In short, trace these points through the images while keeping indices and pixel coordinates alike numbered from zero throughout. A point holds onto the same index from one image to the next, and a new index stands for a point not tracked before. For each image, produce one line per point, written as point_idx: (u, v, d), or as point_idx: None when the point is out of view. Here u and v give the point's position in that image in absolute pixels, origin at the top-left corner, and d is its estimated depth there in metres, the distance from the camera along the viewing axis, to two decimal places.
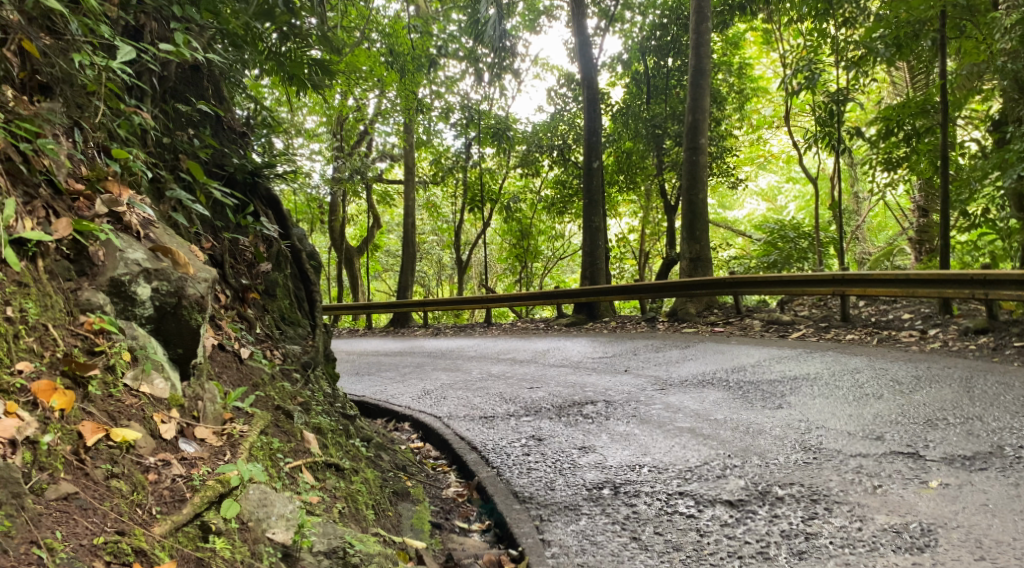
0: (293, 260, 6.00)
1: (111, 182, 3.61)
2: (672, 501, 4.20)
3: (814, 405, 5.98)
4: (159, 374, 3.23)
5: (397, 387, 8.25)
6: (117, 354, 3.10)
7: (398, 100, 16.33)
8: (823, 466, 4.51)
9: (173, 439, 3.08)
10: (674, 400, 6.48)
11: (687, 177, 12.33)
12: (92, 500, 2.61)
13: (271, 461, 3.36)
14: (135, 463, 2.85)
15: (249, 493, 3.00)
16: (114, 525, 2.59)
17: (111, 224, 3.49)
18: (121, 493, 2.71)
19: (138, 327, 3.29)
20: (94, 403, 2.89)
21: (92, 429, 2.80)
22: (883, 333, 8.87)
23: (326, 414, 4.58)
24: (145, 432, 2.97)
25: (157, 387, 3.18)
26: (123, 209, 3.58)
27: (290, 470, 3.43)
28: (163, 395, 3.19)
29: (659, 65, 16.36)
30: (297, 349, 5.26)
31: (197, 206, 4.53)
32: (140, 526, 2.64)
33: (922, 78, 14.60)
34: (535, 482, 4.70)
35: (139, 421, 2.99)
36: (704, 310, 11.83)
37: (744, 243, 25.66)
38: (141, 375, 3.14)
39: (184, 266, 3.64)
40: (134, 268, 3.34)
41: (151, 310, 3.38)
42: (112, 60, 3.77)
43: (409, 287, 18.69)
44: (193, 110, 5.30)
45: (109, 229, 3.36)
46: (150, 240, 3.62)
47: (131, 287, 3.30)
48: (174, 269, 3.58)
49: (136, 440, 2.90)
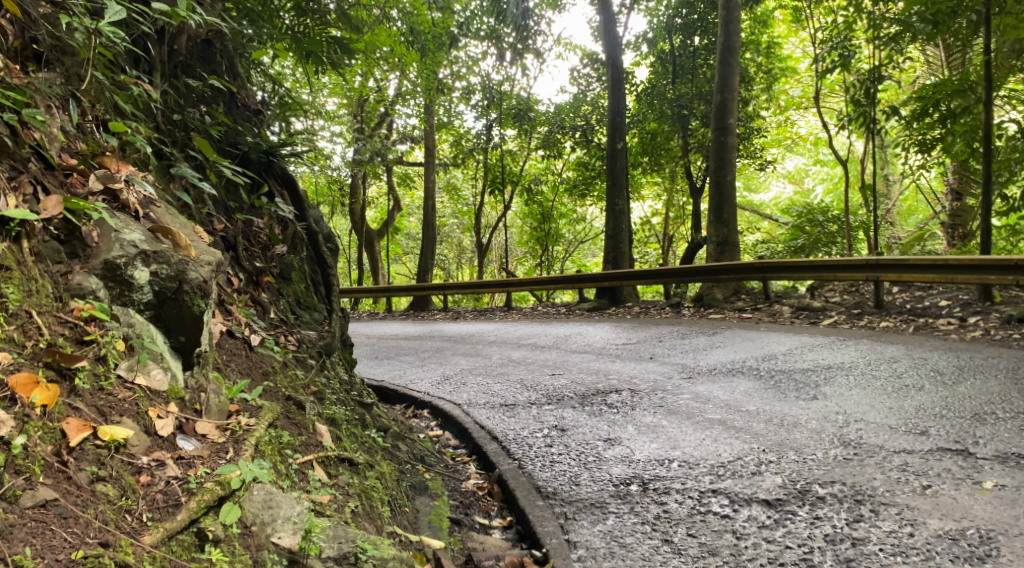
0: (309, 242, 5.80)
1: (108, 157, 3.42)
2: (705, 500, 3.97)
3: (851, 396, 5.70)
4: (156, 365, 3.06)
5: (416, 372, 8.07)
6: (110, 343, 2.93)
7: (418, 80, 16.06)
8: (865, 463, 4.25)
9: (170, 436, 2.90)
10: (702, 390, 6.23)
11: (714, 159, 11.99)
12: (73, 508, 2.43)
13: (279, 456, 3.18)
14: (125, 463, 2.67)
15: (254, 494, 2.82)
16: (97, 536, 2.41)
17: (106, 202, 3.28)
18: (108, 498, 2.52)
19: (134, 314, 3.10)
20: (81, 398, 2.72)
21: (78, 426, 2.63)
22: (919, 321, 8.54)
23: (340, 404, 4.39)
24: (138, 429, 2.80)
25: (154, 379, 3.01)
26: (120, 186, 3.37)
27: (300, 466, 3.25)
28: (161, 387, 3.02)
29: (685, 44, 16.03)
30: (313, 335, 5.06)
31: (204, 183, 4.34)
32: (127, 536, 2.47)
33: (958, 56, 14.10)
34: (558, 476, 4.48)
35: (132, 416, 2.82)
36: (731, 296, 11.50)
37: (770, 229, 25.13)
38: (137, 366, 2.98)
39: (185, 249, 3.41)
40: (130, 251, 3.15)
41: (150, 296, 3.19)
42: (102, 24, 3.49)
43: (428, 271, 18.46)
44: (204, 86, 5.12)
45: (103, 207, 3.16)
46: (149, 219, 3.41)
47: (128, 271, 3.12)
48: (173, 251, 3.35)
49: (127, 439, 2.73)
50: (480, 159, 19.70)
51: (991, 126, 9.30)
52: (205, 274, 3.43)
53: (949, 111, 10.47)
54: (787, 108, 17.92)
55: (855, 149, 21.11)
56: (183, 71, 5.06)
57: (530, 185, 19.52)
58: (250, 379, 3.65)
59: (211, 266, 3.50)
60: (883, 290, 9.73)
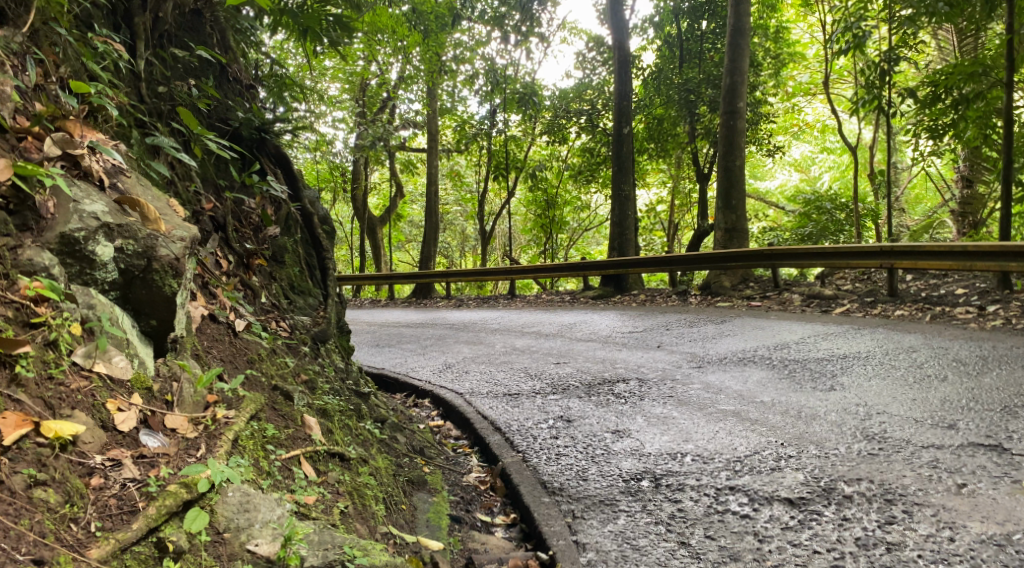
0: (304, 224, 5.53)
1: (69, 122, 3.18)
2: (722, 498, 3.72)
3: (871, 387, 5.43)
4: (119, 351, 2.82)
5: (417, 360, 7.80)
6: (63, 327, 2.67)
7: (420, 63, 15.71)
8: (893, 459, 3.99)
9: (132, 432, 2.65)
10: (714, 380, 5.96)
11: (723, 143, 11.65)
12: (5, 519, 2.17)
13: (261, 452, 2.94)
14: (73, 464, 2.43)
15: (228, 496, 2.60)
16: (29, 552, 2.15)
17: (64, 168, 3.04)
18: (48, 506, 2.28)
19: (96, 294, 2.85)
20: (24, 389, 2.45)
21: (16, 423, 2.35)
22: (936, 310, 8.26)
23: (333, 393, 4.13)
24: (92, 424, 2.56)
25: (116, 367, 2.77)
26: (80, 152, 3.13)
27: (284, 463, 3.00)
28: (125, 376, 2.78)
29: (693, 28, 15.74)
30: (306, 321, 4.82)
31: (185, 157, 4.08)
32: (70, 549, 2.23)
33: (970, 41, 13.78)
34: (565, 471, 4.23)
35: (86, 409, 2.58)
36: (739, 284, 11.17)
37: (776, 216, 24.77)
38: (95, 353, 2.73)
39: (155, 223, 3.16)
40: (91, 223, 2.90)
41: (115, 274, 2.94)
42: None
43: (431, 258, 18.14)
44: (191, 57, 4.87)
45: (59, 174, 2.90)
46: (116, 191, 3.17)
47: (88, 246, 2.86)
48: (142, 225, 3.11)
49: (77, 436, 2.48)
50: (482, 144, 19.34)
51: (1010, 112, 8.94)
52: (178, 250, 3.16)
53: (963, 96, 10.11)
54: (795, 94, 17.53)
55: (863, 135, 20.72)
56: (169, 40, 4.80)
57: (534, 171, 19.18)
58: (233, 367, 3.40)
59: (184, 243, 3.23)
60: (897, 278, 9.43)
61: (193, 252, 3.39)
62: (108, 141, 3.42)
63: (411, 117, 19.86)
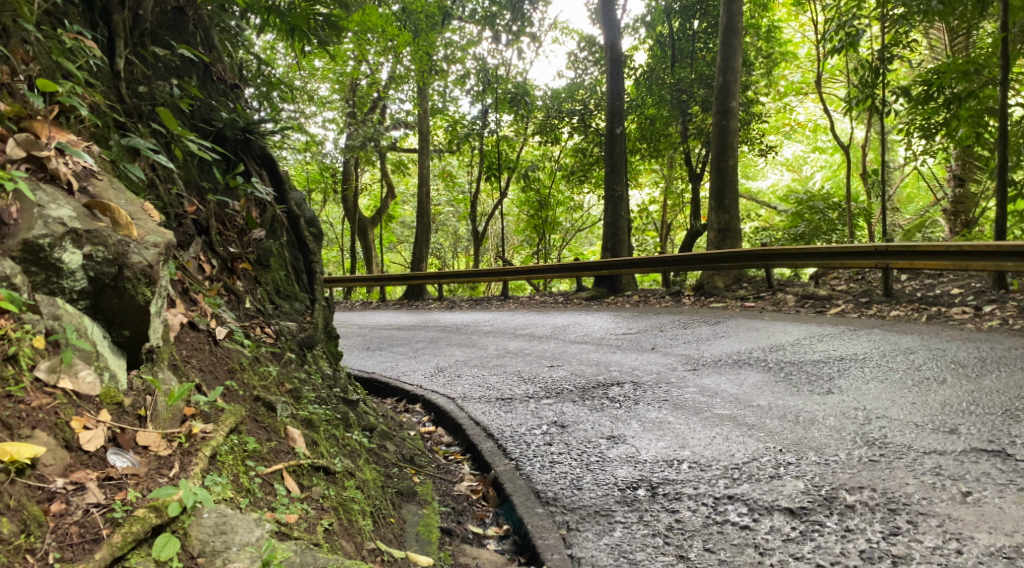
0: (290, 227, 5.41)
1: (35, 122, 3.07)
2: (721, 508, 3.63)
3: (869, 390, 5.34)
4: (87, 365, 2.70)
5: (408, 363, 7.69)
6: (25, 341, 2.55)
7: (411, 63, 15.59)
8: (894, 466, 3.90)
9: (98, 452, 2.53)
10: (709, 383, 5.86)
11: (716, 142, 11.56)
12: None
13: (241, 469, 2.83)
14: (31, 488, 2.31)
15: (203, 518, 2.50)
16: None
17: (29, 170, 2.92)
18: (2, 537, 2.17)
19: (63, 304, 2.73)
20: None
21: None
22: (932, 310, 8.18)
23: (319, 402, 4.02)
24: (54, 444, 2.44)
25: (84, 382, 2.65)
26: (46, 154, 3.01)
27: (265, 480, 2.89)
28: (93, 392, 2.66)
29: (684, 28, 15.70)
30: (292, 327, 4.71)
31: (162, 158, 3.95)
32: None
33: (961, 40, 13.78)
34: (559, 479, 4.13)
35: (48, 428, 2.45)
36: (732, 284, 11.08)
37: (768, 216, 24.67)
38: (60, 367, 2.61)
39: (126, 228, 3.03)
40: (57, 230, 2.78)
41: (84, 284, 2.81)
42: None
43: (423, 260, 18.01)
44: (173, 56, 4.77)
45: (21, 178, 2.78)
46: (86, 195, 3.05)
47: (54, 254, 2.74)
48: (112, 230, 2.99)
49: (37, 457, 2.37)
50: (474, 145, 19.23)
51: (1005, 110, 8.88)
52: (150, 257, 3.04)
53: (955, 96, 10.03)
54: (787, 93, 17.47)
55: (855, 135, 20.69)
56: (150, 38, 4.69)
57: (526, 172, 19.07)
58: (213, 377, 3.27)
59: (158, 248, 3.11)
60: (892, 278, 9.36)
61: (169, 258, 3.27)
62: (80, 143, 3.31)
63: (402, 118, 19.72)
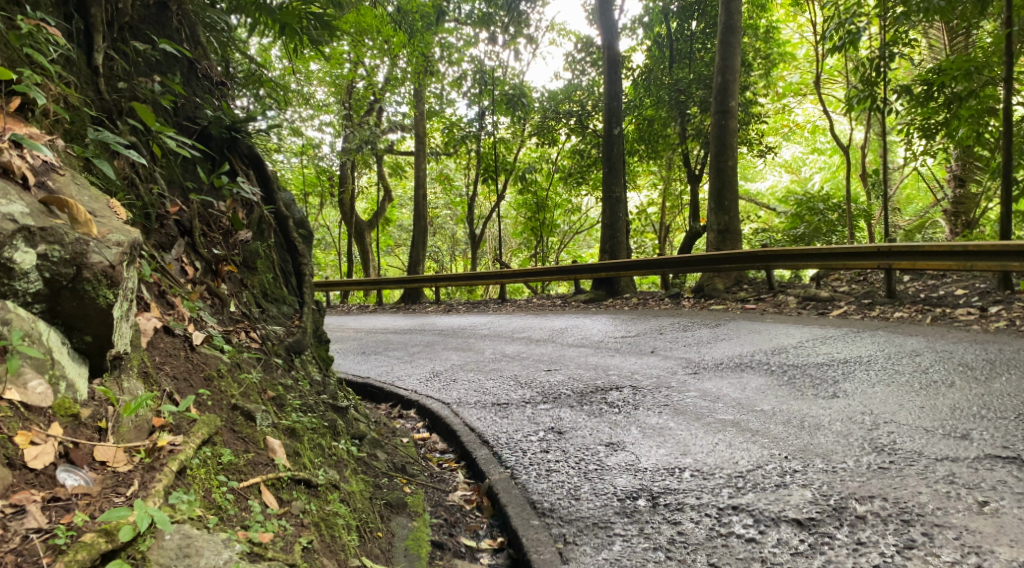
0: (279, 228, 5.23)
1: None
2: (725, 520, 3.48)
3: (876, 394, 5.17)
4: (38, 375, 2.57)
5: (403, 368, 7.52)
6: None
7: (408, 65, 15.44)
8: (906, 473, 3.75)
9: (46, 470, 2.43)
10: (711, 387, 5.69)
11: (715, 143, 11.40)
12: None
13: (213, 484, 2.70)
14: None
15: (165, 541, 2.37)
16: None
17: None
18: None
19: (15, 308, 2.59)
20: None
21: None
22: (937, 311, 8.01)
23: (305, 410, 3.86)
24: None
25: (33, 394, 2.53)
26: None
27: (240, 495, 2.76)
28: (43, 403, 2.54)
29: (682, 29, 15.56)
30: (279, 331, 4.55)
31: (131, 153, 3.78)
32: None
33: (961, 40, 13.65)
34: (556, 489, 3.97)
35: None
36: (733, 286, 10.92)
37: (767, 218, 24.50)
38: (7, 378, 2.49)
39: (84, 226, 2.86)
40: (8, 227, 2.63)
41: (39, 285, 2.67)
42: None
43: (420, 263, 17.83)
44: (154, 52, 4.61)
45: None
46: (42, 191, 2.90)
47: (5, 254, 2.60)
48: (69, 228, 2.82)
49: None
50: (471, 147, 19.07)
51: (1009, 108, 8.72)
52: (113, 256, 2.85)
53: (955, 95, 9.88)
54: (786, 94, 17.32)
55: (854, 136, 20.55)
56: (130, 33, 4.54)
57: (524, 174, 18.89)
58: (188, 385, 3.12)
59: (121, 248, 2.93)
60: (895, 279, 9.19)
61: (136, 259, 3.09)
62: (40, 137, 3.19)
63: (399, 120, 19.58)
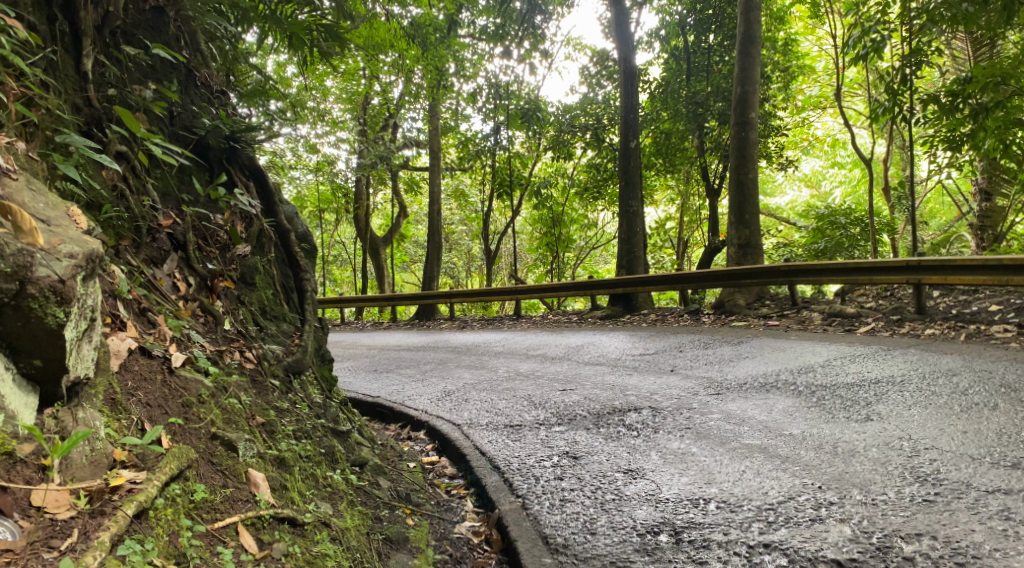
0: (280, 242, 4.98)
1: None
2: (756, 560, 3.22)
3: (913, 417, 4.82)
4: None
5: (414, 387, 7.23)
6: None
7: (422, 80, 15.23)
8: (955, 507, 3.44)
9: None
10: (735, 409, 5.35)
11: (735, 155, 11.08)
12: None
13: (179, 528, 2.62)
14: None
15: None
16: None
17: None
18: None
19: None
20: None
21: None
22: (970, 328, 7.64)
23: (300, 436, 3.66)
24: None
25: None
26: None
27: (209, 537, 2.68)
28: None
29: (699, 42, 15.28)
30: (278, 350, 4.30)
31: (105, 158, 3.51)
32: None
33: (987, 50, 13.26)
34: (571, 521, 3.68)
35: None
36: (754, 302, 10.57)
37: (786, 232, 23.91)
38: None
39: (29, 235, 2.64)
40: None
41: None
42: None
43: (434, 279, 17.55)
44: (147, 58, 4.41)
45: None
46: None
47: None
48: (13, 239, 2.59)
49: None
50: (486, 161, 18.85)
51: None
52: (62, 270, 2.65)
53: (982, 106, 9.50)
54: (805, 107, 16.99)
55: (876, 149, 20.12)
56: (122, 37, 4.33)
57: (538, 189, 18.59)
58: (161, 413, 2.99)
59: (74, 260, 2.73)
60: (925, 295, 8.82)
61: (95, 276, 2.88)
62: None
63: (414, 136, 19.40)
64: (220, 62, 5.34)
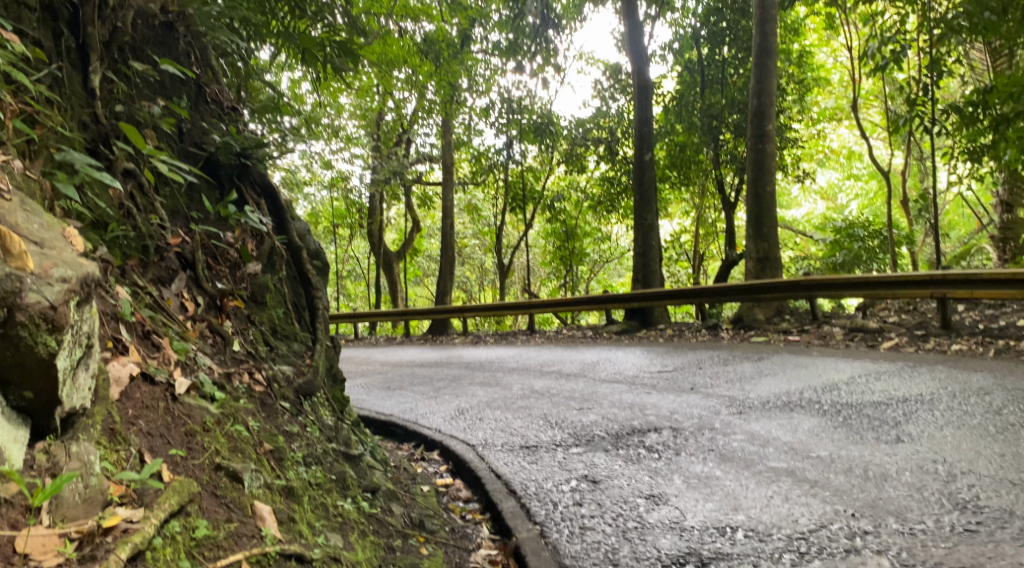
0: (292, 260, 4.87)
1: None
2: None
3: (946, 438, 4.63)
4: None
5: (427, 405, 7.08)
6: None
7: (435, 96, 15.15)
8: (1000, 538, 3.26)
9: None
10: (759, 429, 5.17)
11: (753, 167, 10.90)
12: None
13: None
14: None
15: None
16: None
17: None
18: None
19: None
20: None
21: None
22: (999, 344, 7.42)
23: (310, 463, 3.53)
24: None
25: None
26: None
27: None
28: None
29: (713, 54, 15.07)
30: (288, 370, 4.18)
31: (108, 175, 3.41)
32: None
33: (1006, 60, 13.05)
34: (592, 551, 3.52)
35: None
36: (774, 316, 10.37)
37: (803, 244, 23.65)
38: None
39: (18, 257, 2.50)
40: None
41: None
42: None
43: (447, 294, 17.41)
44: (155, 73, 4.32)
45: None
46: None
47: None
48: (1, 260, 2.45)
49: None
50: (499, 175, 18.77)
51: None
52: (54, 295, 2.52)
53: (1004, 116, 9.29)
54: (821, 119, 16.80)
55: (893, 161, 19.89)
56: (131, 53, 4.25)
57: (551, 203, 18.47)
58: (162, 443, 2.90)
59: (67, 284, 2.60)
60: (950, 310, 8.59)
61: (90, 301, 2.76)
62: None
63: (427, 151, 19.35)
64: (232, 78, 5.23)
